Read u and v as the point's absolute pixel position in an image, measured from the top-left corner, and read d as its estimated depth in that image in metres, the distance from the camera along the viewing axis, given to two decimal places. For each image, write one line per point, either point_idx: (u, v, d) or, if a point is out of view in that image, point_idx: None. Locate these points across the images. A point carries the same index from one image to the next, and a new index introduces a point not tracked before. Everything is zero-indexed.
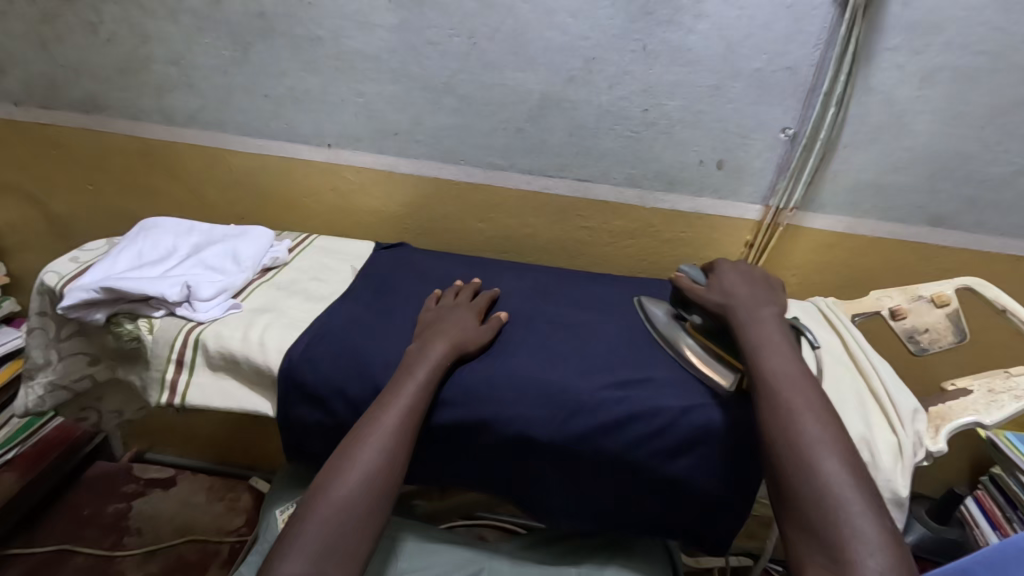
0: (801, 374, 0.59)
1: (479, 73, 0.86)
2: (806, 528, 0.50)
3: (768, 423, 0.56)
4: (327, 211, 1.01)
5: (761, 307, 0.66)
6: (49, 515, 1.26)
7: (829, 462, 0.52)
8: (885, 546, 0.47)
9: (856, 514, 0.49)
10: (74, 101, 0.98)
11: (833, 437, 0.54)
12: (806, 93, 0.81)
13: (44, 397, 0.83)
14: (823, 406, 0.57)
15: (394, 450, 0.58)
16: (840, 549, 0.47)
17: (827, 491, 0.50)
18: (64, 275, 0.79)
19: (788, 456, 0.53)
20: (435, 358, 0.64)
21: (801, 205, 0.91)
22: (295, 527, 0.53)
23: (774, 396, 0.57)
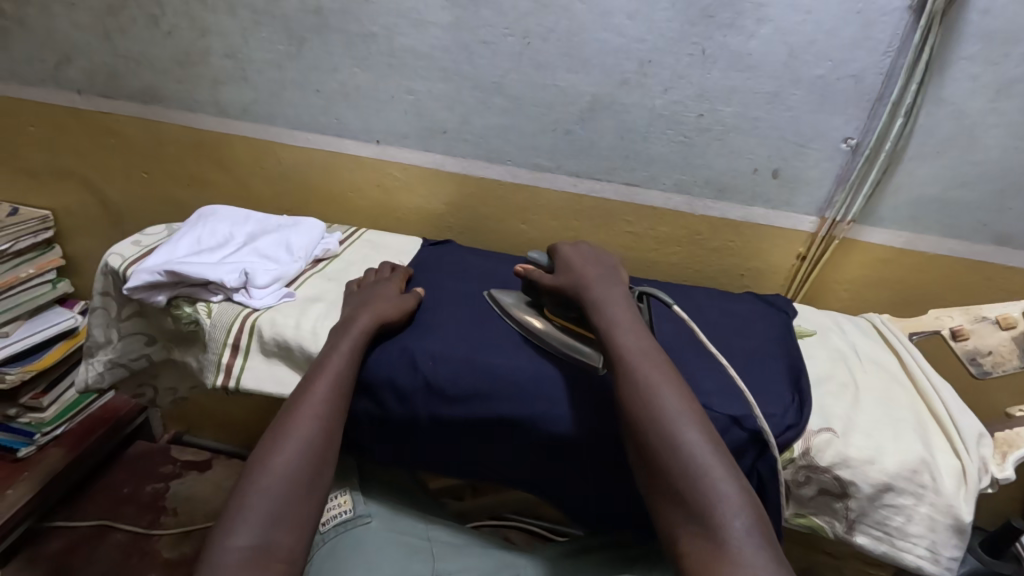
0: (650, 346, 0.60)
1: (532, 73, 0.85)
2: (677, 500, 0.50)
3: (627, 400, 0.56)
4: (370, 207, 1.02)
5: (605, 282, 0.68)
6: (91, 490, 1.30)
7: (689, 431, 0.53)
8: (747, 505, 0.48)
9: (719, 478, 0.50)
10: (133, 91, 1.01)
11: (689, 406, 0.55)
12: (873, 102, 0.78)
13: (103, 373, 0.85)
14: (674, 375, 0.58)
15: (329, 414, 0.59)
16: (708, 515, 0.48)
17: (691, 460, 0.51)
18: (127, 257, 0.81)
19: (652, 430, 0.53)
20: (361, 325, 0.66)
21: (858, 218, 0.88)
22: (237, 504, 0.52)
23: (632, 370, 0.57)
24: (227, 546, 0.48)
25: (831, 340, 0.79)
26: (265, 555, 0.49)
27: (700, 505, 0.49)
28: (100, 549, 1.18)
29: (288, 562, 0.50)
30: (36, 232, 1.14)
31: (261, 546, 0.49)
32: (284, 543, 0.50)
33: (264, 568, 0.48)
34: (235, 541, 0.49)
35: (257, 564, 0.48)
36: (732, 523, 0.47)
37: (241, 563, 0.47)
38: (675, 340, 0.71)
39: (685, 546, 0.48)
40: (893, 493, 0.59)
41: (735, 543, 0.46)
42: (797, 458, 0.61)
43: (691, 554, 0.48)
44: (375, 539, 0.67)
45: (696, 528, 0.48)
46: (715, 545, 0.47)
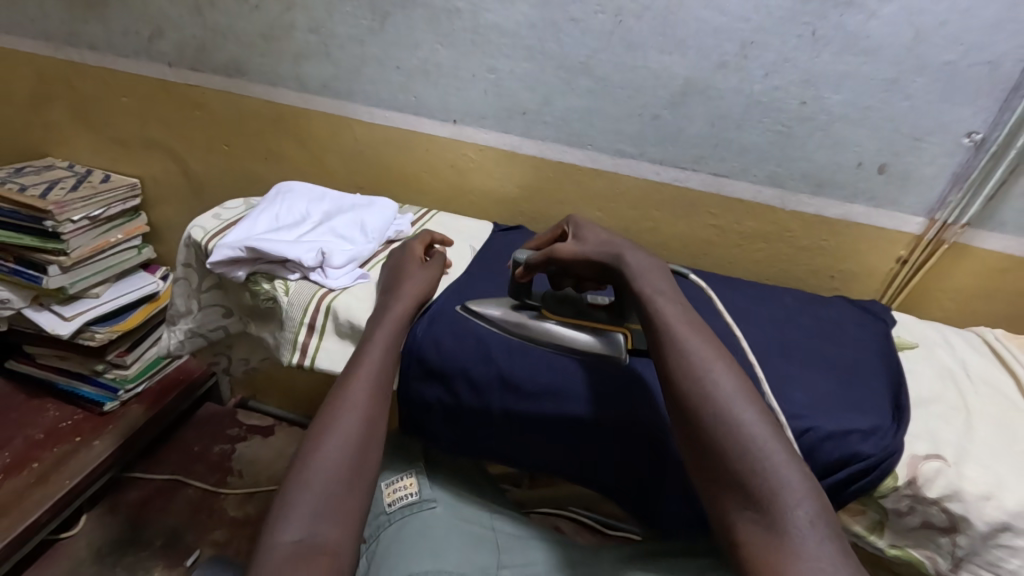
0: (695, 319, 0.55)
1: (622, 54, 0.81)
2: (732, 485, 0.45)
3: (671, 372, 0.51)
4: (443, 187, 1.01)
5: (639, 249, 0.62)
6: (165, 447, 1.37)
7: (744, 408, 0.47)
8: (812, 493, 0.43)
9: (781, 462, 0.44)
10: (220, 65, 1.03)
11: (743, 383, 0.49)
12: (1007, 93, 0.70)
13: (184, 341, 0.89)
14: (723, 349, 0.52)
15: (372, 404, 0.57)
16: (769, 500, 0.43)
17: (750, 441, 0.45)
18: (208, 231, 0.83)
19: (704, 408, 0.48)
20: (394, 314, 0.65)
21: (974, 222, 0.80)
22: (283, 499, 0.49)
23: (677, 342, 0.52)
24: (277, 541, 0.46)
25: (937, 356, 0.72)
26: (312, 548, 0.46)
27: (759, 489, 0.43)
28: (173, 503, 1.25)
29: (337, 554, 0.46)
30: (125, 199, 1.20)
31: (309, 538, 0.46)
32: (331, 536, 0.47)
33: (313, 561, 0.45)
34: (282, 536, 0.46)
35: (307, 553, 0.45)
36: (796, 512, 0.42)
37: (292, 554, 0.45)
38: (762, 348, 0.67)
39: (739, 535, 0.43)
40: (1011, 535, 0.54)
41: (798, 533, 0.41)
42: (901, 486, 0.56)
43: (747, 543, 0.42)
44: (441, 525, 0.67)
45: (752, 514, 0.43)
46: (777, 536, 0.41)
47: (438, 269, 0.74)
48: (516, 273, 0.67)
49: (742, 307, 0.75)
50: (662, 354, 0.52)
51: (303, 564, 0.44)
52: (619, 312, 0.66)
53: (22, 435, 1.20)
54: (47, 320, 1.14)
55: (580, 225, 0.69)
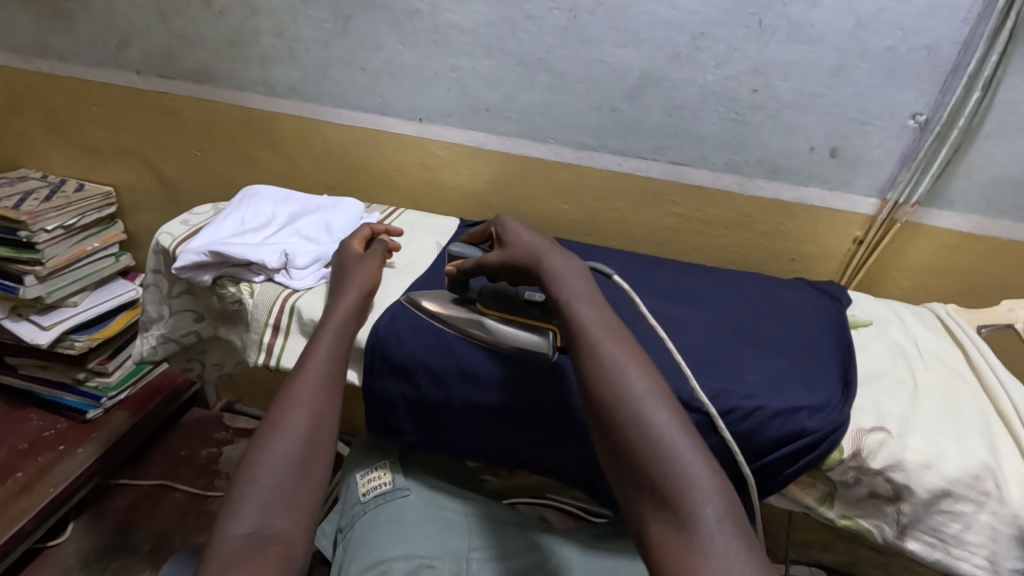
0: (612, 321, 0.55)
1: (579, 49, 0.83)
2: (645, 488, 0.43)
3: (587, 378, 0.50)
4: (413, 185, 1.03)
5: (558, 252, 0.62)
6: (151, 453, 1.38)
7: (657, 410, 0.46)
8: (722, 492, 0.42)
9: (690, 462, 0.43)
10: (187, 71, 1.04)
11: (657, 385, 0.49)
12: (947, 75, 0.73)
13: (156, 348, 0.90)
14: (639, 352, 0.52)
15: (321, 405, 0.59)
16: (678, 501, 0.42)
17: (660, 442, 0.44)
18: (176, 237, 0.85)
19: (618, 412, 0.47)
20: (337, 317, 0.67)
21: (924, 201, 0.83)
22: (235, 496, 0.50)
23: (592, 347, 0.52)
24: (226, 534, 0.46)
25: (889, 332, 0.75)
26: (262, 539, 0.46)
27: (669, 488, 0.42)
28: (161, 508, 1.26)
29: (290, 543, 0.47)
30: (100, 208, 1.21)
31: (260, 530, 0.47)
32: (282, 528, 0.48)
33: (264, 549, 0.46)
34: (231, 530, 0.47)
35: (258, 544, 0.46)
36: (705, 511, 0.41)
37: (241, 545, 0.45)
38: (717, 331, 0.70)
39: (653, 537, 0.42)
40: (952, 499, 0.56)
41: (706, 531, 0.40)
42: (847, 459, 0.58)
43: (661, 546, 0.41)
44: (414, 511, 0.69)
45: (664, 516, 0.42)
46: (686, 535, 0.40)
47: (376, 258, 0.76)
48: (450, 271, 0.70)
49: (701, 291, 0.77)
50: (579, 360, 0.52)
51: (253, 552, 0.45)
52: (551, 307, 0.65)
53: (6, 446, 1.21)
54: (26, 330, 1.15)
55: (506, 224, 0.69)
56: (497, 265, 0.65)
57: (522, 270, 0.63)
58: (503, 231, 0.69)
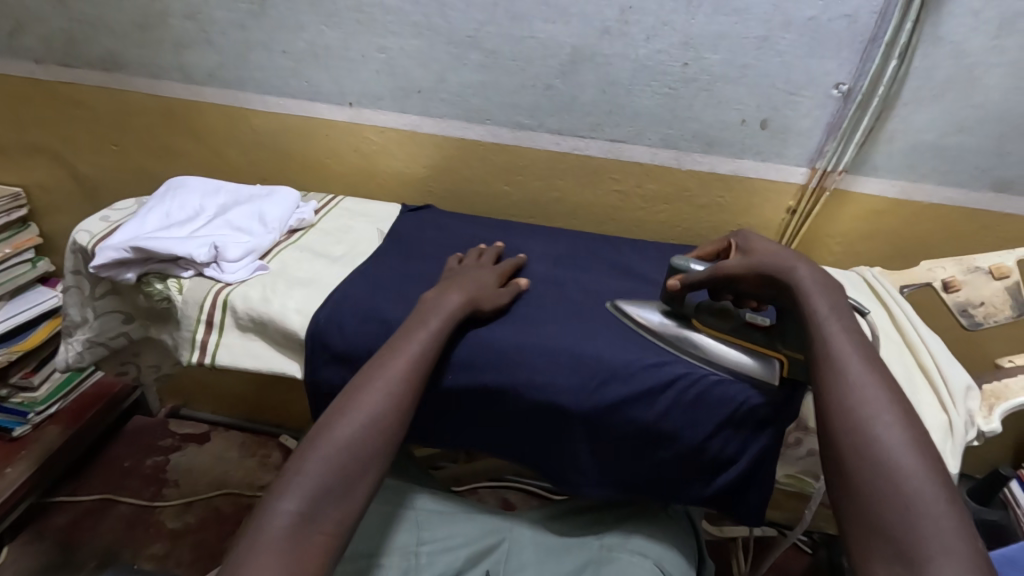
0: (873, 359, 0.52)
1: (508, 25, 0.81)
2: (876, 531, 0.43)
3: (831, 407, 0.50)
4: (349, 173, 0.99)
5: (815, 268, 0.57)
6: (92, 466, 1.31)
7: (912, 461, 0.45)
8: (972, 564, 0.40)
9: (941, 523, 0.42)
10: (94, 59, 0.96)
11: (914, 432, 0.47)
12: (866, 43, 0.74)
13: (84, 353, 0.84)
14: (899, 395, 0.50)
15: (400, 391, 0.56)
16: (919, 558, 0.41)
17: (907, 491, 0.44)
18: (96, 234, 0.78)
19: (860, 450, 0.47)
20: (450, 306, 0.62)
21: (851, 168, 0.85)
22: (293, 467, 0.51)
23: (843, 374, 0.50)
24: (276, 509, 0.48)
25: None
26: (309, 524, 0.48)
27: (909, 542, 0.42)
28: (105, 523, 1.20)
29: (330, 536, 0.49)
30: (8, 211, 1.12)
31: (306, 514, 0.48)
32: (331, 515, 0.50)
33: (304, 539, 0.48)
34: (283, 505, 0.49)
35: (302, 530, 0.48)
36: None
37: (289, 529, 0.47)
38: None
39: None
40: None
41: None
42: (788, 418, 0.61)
43: None
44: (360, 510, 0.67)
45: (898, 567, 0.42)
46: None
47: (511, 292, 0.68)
48: (669, 283, 0.63)
49: (642, 269, 0.78)
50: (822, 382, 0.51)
51: (296, 542, 0.47)
52: (779, 333, 0.60)
53: None
54: None
55: (742, 238, 0.63)
56: (746, 274, 0.58)
57: (766, 286, 0.58)
58: (745, 243, 0.63)
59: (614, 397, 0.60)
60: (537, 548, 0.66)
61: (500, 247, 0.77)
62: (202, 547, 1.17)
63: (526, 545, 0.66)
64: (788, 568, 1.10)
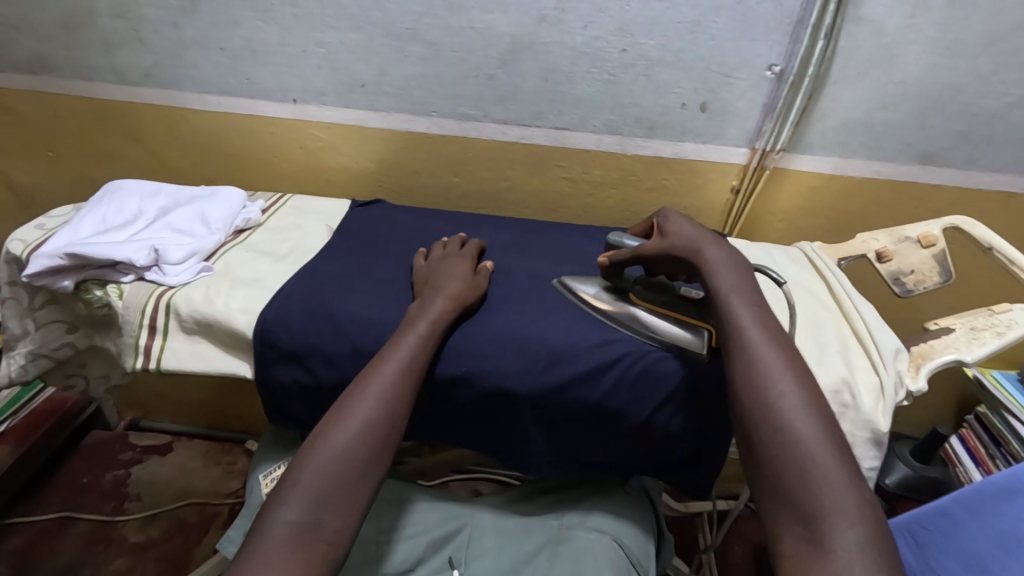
0: (775, 329, 0.54)
1: (446, 16, 0.81)
2: (780, 497, 0.44)
3: (736, 379, 0.51)
4: (298, 170, 0.98)
5: (717, 246, 0.61)
6: (48, 484, 1.27)
7: (806, 424, 0.46)
8: (865, 520, 0.41)
9: (835, 481, 0.43)
10: (20, 62, 0.93)
11: (812, 398, 0.49)
12: (794, 25, 0.76)
13: (26, 366, 0.81)
14: (800, 363, 0.51)
15: (392, 397, 0.56)
16: (819, 517, 0.42)
17: (803, 452, 0.45)
18: (30, 242, 0.75)
19: (761, 416, 0.48)
20: (435, 310, 0.62)
21: (788, 147, 0.88)
22: (291, 477, 0.51)
23: (746, 351, 0.52)
24: (276, 518, 0.48)
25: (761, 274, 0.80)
26: (311, 533, 0.48)
27: (809, 503, 0.43)
28: (63, 542, 1.17)
29: (334, 543, 0.48)
30: None
31: (308, 523, 0.48)
32: (330, 523, 0.49)
33: (308, 547, 0.47)
34: (281, 514, 0.48)
35: (304, 538, 0.47)
36: (844, 534, 0.40)
37: (290, 537, 0.47)
38: None
39: (785, 547, 0.42)
40: None
41: (842, 553, 0.39)
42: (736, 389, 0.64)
43: (792, 556, 0.42)
44: None
45: (802, 528, 0.42)
46: (821, 556, 0.40)
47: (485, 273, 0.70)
48: (602, 261, 0.67)
49: (591, 253, 0.79)
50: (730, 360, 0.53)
51: (298, 549, 0.47)
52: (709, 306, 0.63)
53: None
54: None
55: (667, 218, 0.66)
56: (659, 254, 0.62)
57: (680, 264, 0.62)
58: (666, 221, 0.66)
59: (562, 379, 0.61)
60: (497, 531, 0.67)
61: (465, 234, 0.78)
62: (167, 559, 1.15)
63: (486, 530, 0.67)
64: (751, 537, 1.14)
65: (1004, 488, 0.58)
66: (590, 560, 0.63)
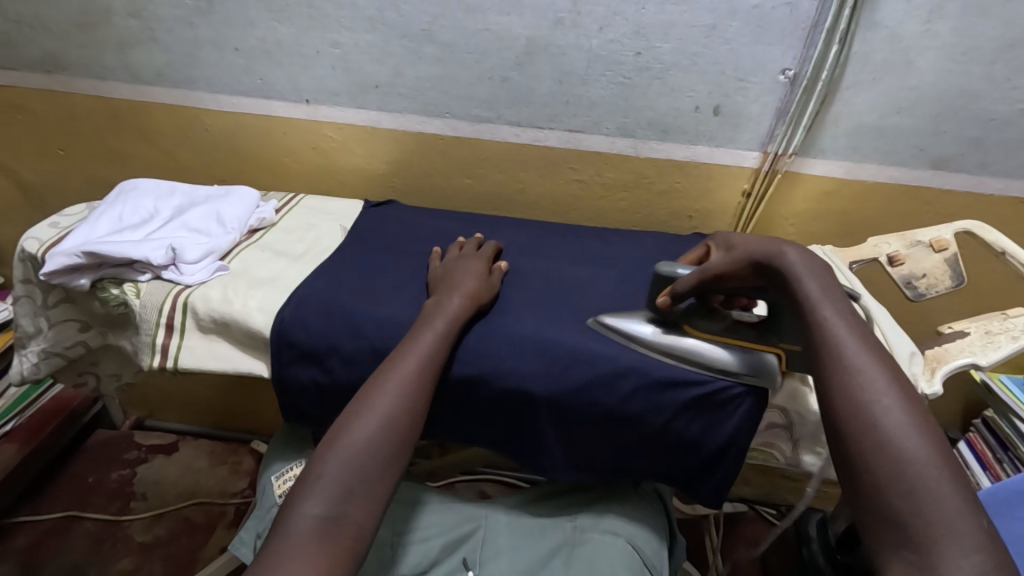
0: (871, 339, 0.49)
1: (462, 18, 0.81)
2: (885, 519, 0.40)
3: (831, 390, 0.47)
4: (310, 171, 0.98)
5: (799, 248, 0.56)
6: (54, 482, 1.27)
7: (914, 442, 0.42)
8: (982, 549, 0.36)
9: (948, 506, 0.38)
10: (34, 61, 0.93)
11: (914, 412, 0.44)
12: (809, 29, 0.77)
13: (39, 364, 0.81)
14: (902, 376, 0.47)
15: (414, 392, 0.57)
16: (928, 542, 0.37)
17: (910, 472, 0.40)
18: (45, 241, 0.75)
19: (860, 431, 0.44)
20: (453, 308, 0.62)
21: (800, 151, 0.88)
22: (313, 472, 0.51)
23: (839, 359, 0.48)
24: (300, 513, 0.48)
25: None
26: (336, 527, 0.48)
27: (917, 526, 0.38)
28: (70, 541, 1.17)
29: (358, 538, 0.48)
30: None
31: (332, 517, 0.48)
32: (354, 517, 0.49)
33: (331, 541, 0.47)
34: (305, 508, 0.48)
35: (329, 531, 0.47)
36: (960, 564, 0.36)
37: (315, 530, 0.47)
38: (621, 290, 0.72)
39: (892, 574, 0.38)
40: None
41: None
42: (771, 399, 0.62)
43: None
44: None
45: (908, 554, 0.38)
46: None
47: (498, 274, 0.70)
48: (660, 300, 0.62)
49: (605, 256, 0.80)
50: (821, 368, 0.49)
51: (322, 544, 0.46)
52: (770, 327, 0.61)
53: None
54: None
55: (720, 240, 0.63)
56: (735, 270, 0.58)
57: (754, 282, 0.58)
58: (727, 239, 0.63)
59: (579, 379, 0.61)
60: (511, 533, 0.67)
61: (479, 236, 0.78)
62: (174, 559, 1.15)
63: (501, 530, 0.67)
64: (758, 540, 1.14)
65: (1022, 493, 0.59)
66: (605, 561, 0.63)
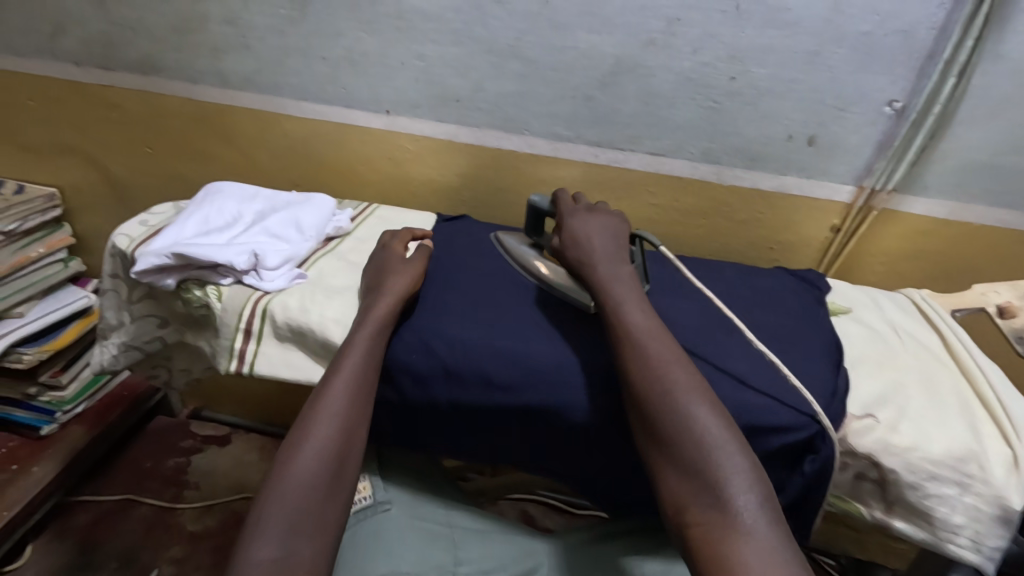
0: (656, 321, 0.58)
1: (551, 36, 0.80)
2: (687, 472, 0.48)
3: (636, 372, 0.53)
4: (384, 182, 0.99)
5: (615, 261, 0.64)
6: (115, 465, 1.31)
7: (700, 408, 0.50)
8: (756, 480, 0.47)
9: (729, 451, 0.48)
10: (131, 63, 0.97)
11: (698, 384, 0.53)
12: (923, 60, 0.72)
13: (118, 356, 0.83)
14: (678, 350, 0.56)
15: (348, 418, 0.56)
16: (721, 487, 0.46)
17: (700, 433, 0.49)
18: (135, 238, 0.77)
19: (654, 399, 0.51)
20: (377, 317, 0.62)
21: (899, 187, 0.83)
22: (256, 516, 0.49)
23: (638, 346, 0.55)
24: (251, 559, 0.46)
25: (867, 320, 0.74)
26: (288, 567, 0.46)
27: (709, 476, 0.47)
28: (127, 524, 1.20)
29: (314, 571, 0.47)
30: (43, 210, 1.13)
31: (281, 558, 0.47)
32: (308, 553, 0.48)
33: None
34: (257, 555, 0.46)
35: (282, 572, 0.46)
36: (744, 498, 0.46)
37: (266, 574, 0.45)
38: (703, 322, 0.67)
39: (693, 517, 0.47)
40: (937, 483, 0.55)
41: (747, 515, 0.45)
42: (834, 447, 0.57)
43: (700, 523, 0.46)
44: (399, 528, 0.66)
45: (708, 500, 0.46)
46: (727, 520, 0.45)
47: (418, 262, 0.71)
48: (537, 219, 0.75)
49: (681, 283, 0.75)
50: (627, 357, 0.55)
51: None
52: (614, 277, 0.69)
53: None
54: None
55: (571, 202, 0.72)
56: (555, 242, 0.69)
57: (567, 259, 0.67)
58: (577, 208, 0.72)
59: (604, 407, 0.59)
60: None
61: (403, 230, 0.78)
62: (222, 552, 1.16)
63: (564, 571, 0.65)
64: None
65: None
66: None
